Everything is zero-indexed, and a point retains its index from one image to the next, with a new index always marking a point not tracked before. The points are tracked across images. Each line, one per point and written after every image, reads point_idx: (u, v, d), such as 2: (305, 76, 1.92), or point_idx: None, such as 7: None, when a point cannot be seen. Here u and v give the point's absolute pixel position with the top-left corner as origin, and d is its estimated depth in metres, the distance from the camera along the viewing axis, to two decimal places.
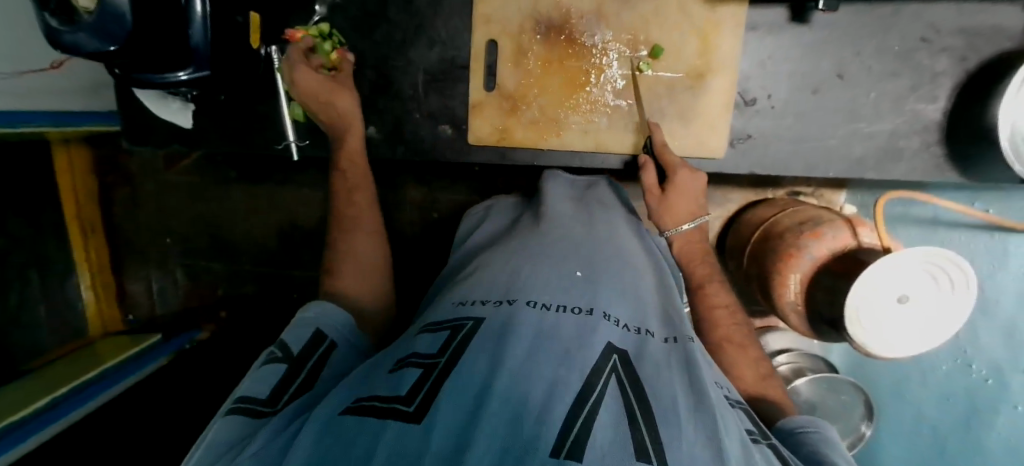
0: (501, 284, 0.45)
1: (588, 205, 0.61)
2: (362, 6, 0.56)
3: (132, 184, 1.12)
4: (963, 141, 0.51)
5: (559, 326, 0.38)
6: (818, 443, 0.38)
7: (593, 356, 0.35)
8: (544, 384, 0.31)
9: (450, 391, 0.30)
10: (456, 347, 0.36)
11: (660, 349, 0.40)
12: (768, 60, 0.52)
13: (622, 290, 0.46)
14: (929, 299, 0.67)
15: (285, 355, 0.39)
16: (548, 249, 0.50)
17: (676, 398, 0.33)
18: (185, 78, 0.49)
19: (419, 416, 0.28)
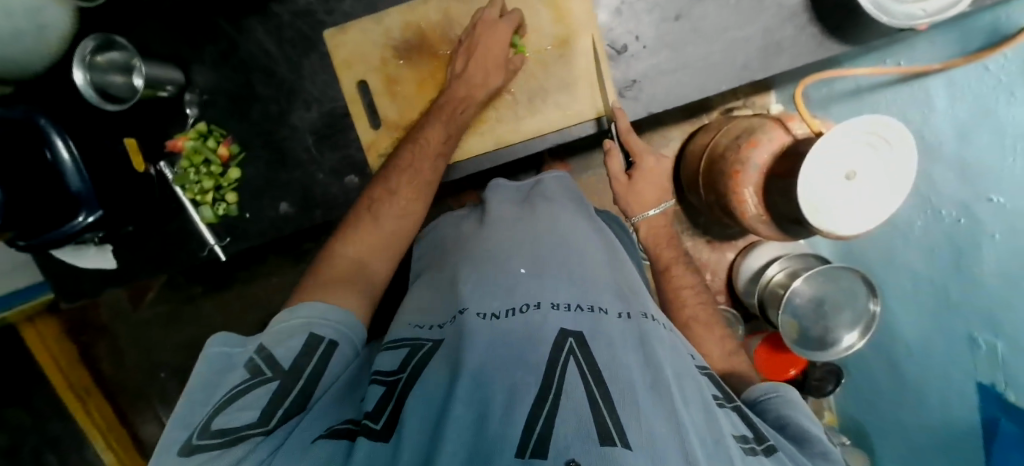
0: (448, 300, 0.45)
1: (531, 202, 0.60)
2: (229, 93, 0.56)
3: (105, 334, 1.10)
4: (830, 12, 0.52)
5: (508, 329, 0.37)
6: (781, 406, 0.41)
7: (547, 349, 0.34)
8: (503, 391, 0.30)
9: (415, 405, 0.31)
10: (416, 363, 0.37)
11: (615, 325, 0.39)
12: (622, 6, 0.53)
13: (570, 276, 0.45)
14: (871, 169, 0.67)
15: (275, 372, 0.37)
16: (490, 249, 0.50)
17: (633, 378, 0.32)
18: (88, 220, 0.48)
19: (387, 433, 0.30)
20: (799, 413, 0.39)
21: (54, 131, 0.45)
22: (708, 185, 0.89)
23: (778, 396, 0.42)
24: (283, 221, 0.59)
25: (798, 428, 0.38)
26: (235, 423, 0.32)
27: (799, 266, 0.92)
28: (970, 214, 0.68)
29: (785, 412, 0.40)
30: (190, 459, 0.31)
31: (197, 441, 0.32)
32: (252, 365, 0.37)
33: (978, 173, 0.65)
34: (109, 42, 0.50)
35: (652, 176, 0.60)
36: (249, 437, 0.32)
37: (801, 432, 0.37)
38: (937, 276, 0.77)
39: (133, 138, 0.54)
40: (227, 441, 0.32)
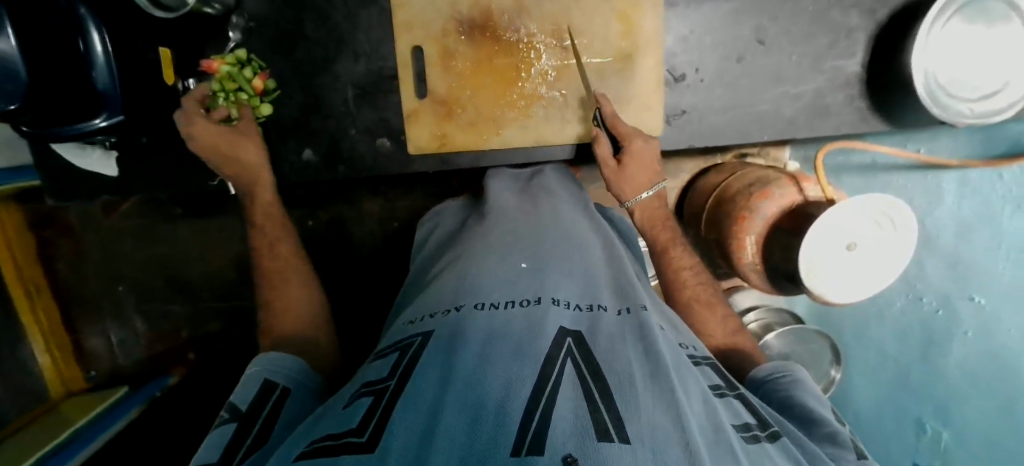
0: (450, 287, 0.44)
1: (534, 191, 0.57)
2: (277, 26, 0.54)
3: (69, 235, 1.04)
4: (881, 91, 0.54)
5: (505, 320, 0.37)
6: (790, 386, 0.43)
7: (546, 343, 0.33)
8: (500, 385, 0.29)
9: (406, 407, 0.29)
10: (405, 368, 0.35)
11: (612, 323, 0.39)
12: (690, 35, 0.53)
13: (569, 272, 0.45)
14: (875, 242, 0.69)
15: (233, 414, 0.36)
16: (496, 242, 0.49)
17: (632, 371, 0.32)
18: (103, 125, 0.47)
19: (372, 445, 0.26)
20: (805, 395, 0.42)
21: (92, 24, 0.42)
22: (712, 224, 0.90)
23: (784, 377, 0.44)
24: (302, 168, 0.58)
25: (804, 410, 0.40)
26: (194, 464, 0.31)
27: (772, 319, 0.94)
28: (949, 306, 0.74)
29: (791, 394, 0.42)
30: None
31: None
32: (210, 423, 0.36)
33: (965, 273, 0.71)
34: None
35: (644, 159, 0.51)
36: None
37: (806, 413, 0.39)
38: (904, 357, 0.81)
39: (168, 48, 0.52)
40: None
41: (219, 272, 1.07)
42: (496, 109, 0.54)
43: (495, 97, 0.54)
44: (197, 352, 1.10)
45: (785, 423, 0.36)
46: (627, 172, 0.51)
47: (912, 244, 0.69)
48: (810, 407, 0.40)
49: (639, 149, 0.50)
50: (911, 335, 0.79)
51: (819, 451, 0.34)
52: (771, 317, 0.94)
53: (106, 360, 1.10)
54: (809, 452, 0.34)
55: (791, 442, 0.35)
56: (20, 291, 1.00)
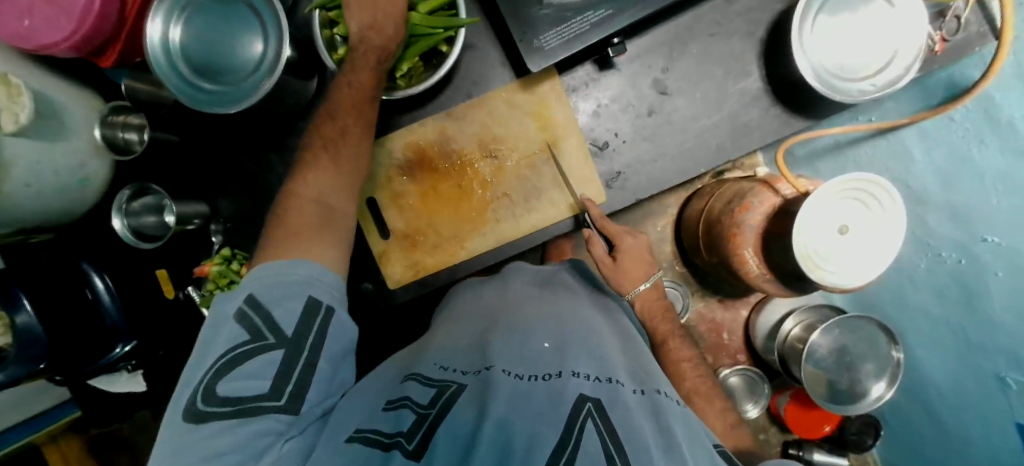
0: (479, 352, 0.48)
1: (555, 290, 0.61)
2: (249, 218, 0.62)
3: (133, 448, 1.18)
4: (791, 95, 0.57)
5: (530, 387, 0.39)
6: None
7: (567, 408, 0.36)
8: (524, 437, 0.33)
9: (442, 440, 0.35)
10: (444, 401, 0.39)
11: (633, 397, 0.40)
12: (600, 108, 0.58)
13: (589, 351, 0.46)
14: (864, 218, 0.69)
15: (277, 337, 0.40)
16: (515, 317, 0.52)
17: (650, 442, 0.35)
18: (121, 351, 0.53)
19: (418, 453, 0.34)
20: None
21: (93, 271, 0.52)
22: (711, 248, 0.92)
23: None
24: None
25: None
26: (245, 393, 0.36)
27: (814, 318, 0.92)
28: (969, 255, 0.70)
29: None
30: (202, 425, 0.34)
31: (203, 408, 0.35)
32: (250, 327, 0.39)
33: (967, 216, 0.68)
34: (144, 187, 0.56)
35: (635, 257, 0.62)
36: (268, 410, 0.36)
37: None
38: (953, 315, 0.77)
39: (163, 268, 0.59)
40: (243, 410, 0.35)
41: None
42: (455, 228, 0.59)
43: (449, 221, 0.59)
44: None
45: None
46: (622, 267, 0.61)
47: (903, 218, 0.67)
48: None
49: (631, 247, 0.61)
50: (949, 289, 0.76)
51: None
52: (811, 316, 0.93)
53: None
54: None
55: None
56: None
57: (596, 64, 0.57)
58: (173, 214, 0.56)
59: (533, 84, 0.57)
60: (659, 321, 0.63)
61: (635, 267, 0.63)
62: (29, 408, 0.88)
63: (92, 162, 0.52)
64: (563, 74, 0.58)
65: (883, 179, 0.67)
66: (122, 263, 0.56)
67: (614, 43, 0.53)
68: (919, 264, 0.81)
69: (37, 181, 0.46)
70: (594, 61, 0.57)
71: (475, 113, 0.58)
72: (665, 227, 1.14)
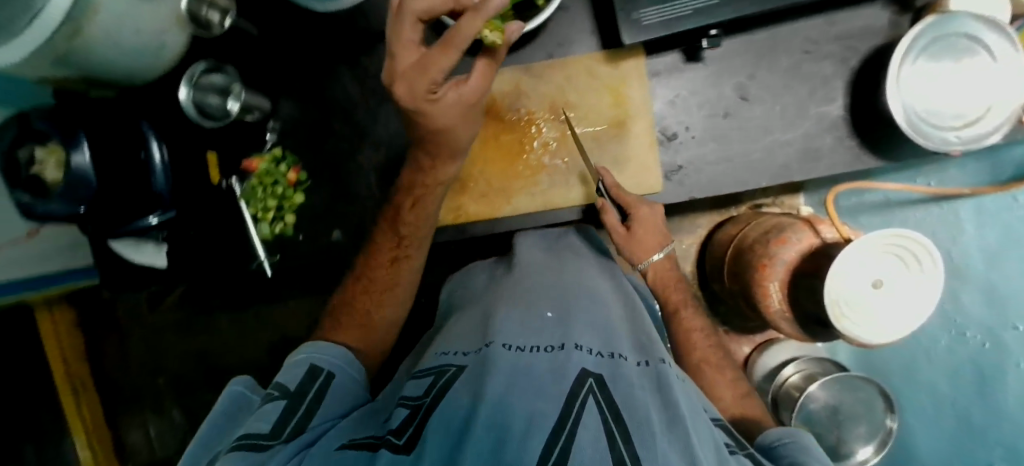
0: (482, 331, 0.47)
1: (559, 251, 0.61)
2: (307, 125, 0.65)
3: (121, 332, 1.19)
4: (869, 130, 0.56)
5: (532, 362, 0.39)
6: (796, 453, 0.40)
7: (568, 383, 0.35)
8: (522, 418, 0.31)
9: (435, 425, 0.33)
10: (440, 387, 0.39)
11: (634, 372, 0.39)
12: (676, 98, 0.58)
13: (593, 323, 0.46)
14: (899, 279, 0.67)
15: (284, 392, 0.44)
16: (522, 291, 0.52)
17: (651, 415, 0.33)
18: (154, 221, 0.53)
19: (409, 446, 0.33)
20: (811, 458, 0.39)
21: (152, 135, 0.51)
22: (733, 275, 0.91)
23: (793, 441, 0.42)
24: (333, 247, 0.66)
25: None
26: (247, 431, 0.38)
27: (814, 369, 0.91)
28: (996, 340, 0.69)
29: (801, 458, 0.39)
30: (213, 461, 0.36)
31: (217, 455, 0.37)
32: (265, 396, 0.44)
33: (1003, 300, 0.67)
34: (217, 67, 0.56)
35: (651, 224, 0.55)
36: (267, 442, 0.37)
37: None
38: (960, 401, 0.74)
39: (214, 151, 0.60)
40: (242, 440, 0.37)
41: (251, 357, 1.18)
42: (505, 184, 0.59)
43: (500, 175, 0.59)
44: None
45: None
46: (635, 236, 0.54)
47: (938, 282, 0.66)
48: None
49: (646, 215, 0.54)
50: (964, 373, 0.74)
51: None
52: (812, 367, 0.92)
53: (143, 451, 1.21)
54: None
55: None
56: (68, 389, 1.14)
57: (682, 54, 0.57)
58: (237, 101, 0.58)
59: (617, 59, 0.57)
60: (671, 292, 0.58)
61: (650, 234, 0.56)
62: (46, 265, 0.92)
63: (171, 32, 0.50)
64: (649, 56, 0.57)
65: (924, 236, 0.64)
66: (180, 133, 0.55)
67: (711, 35, 0.52)
68: (938, 340, 0.78)
69: (117, 35, 0.44)
70: (681, 51, 0.57)
71: (553, 74, 0.57)
72: (690, 246, 1.15)
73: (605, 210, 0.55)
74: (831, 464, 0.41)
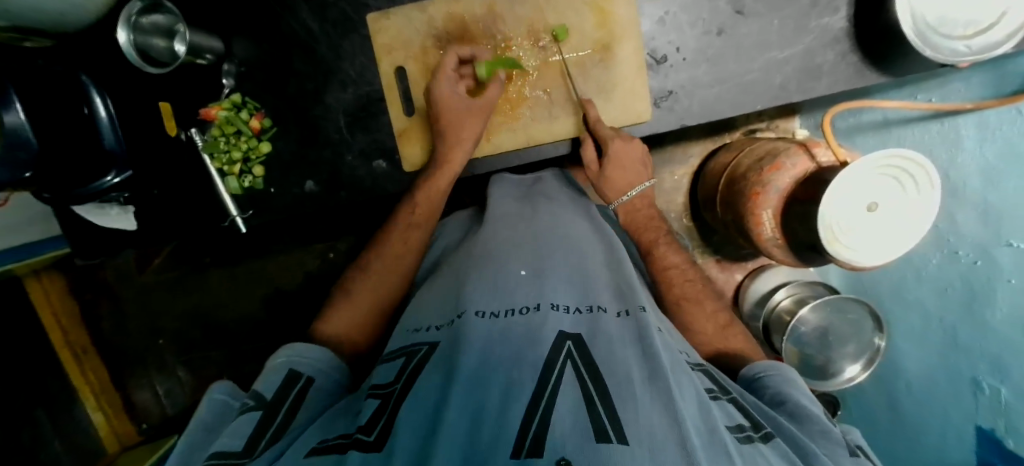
0: (453, 301, 0.48)
1: (533, 201, 0.65)
2: (269, 65, 0.62)
3: (112, 296, 1.18)
4: (873, 44, 0.52)
5: (507, 325, 0.40)
6: (781, 383, 0.45)
7: (546, 348, 0.36)
8: (499, 392, 0.32)
9: (407, 414, 0.33)
10: (409, 373, 0.39)
11: (613, 324, 0.41)
12: (666, 16, 0.55)
13: (570, 278, 0.48)
14: (895, 202, 0.65)
15: (259, 403, 0.43)
16: (497, 250, 0.53)
17: (631, 373, 0.34)
18: (114, 181, 0.49)
19: (378, 444, 0.32)
20: (794, 391, 0.44)
21: (93, 89, 0.46)
22: (726, 203, 0.90)
23: (778, 374, 0.47)
24: (306, 198, 0.65)
25: (794, 404, 0.42)
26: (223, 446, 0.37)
27: (806, 293, 0.92)
28: (987, 257, 0.66)
29: (785, 393, 0.44)
30: None
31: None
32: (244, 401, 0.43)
33: (999, 216, 0.63)
34: (155, 3, 0.51)
35: (621, 164, 0.58)
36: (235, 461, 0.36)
37: (803, 409, 0.42)
38: (946, 315, 0.75)
39: (168, 102, 0.57)
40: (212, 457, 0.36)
41: (247, 313, 1.18)
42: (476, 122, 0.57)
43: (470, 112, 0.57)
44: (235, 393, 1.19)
45: (775, 417, 0.39)
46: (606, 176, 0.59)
47: (936, 202, 0.64)
48: (796, 399, 0.43)
49: (620, 155, 0.57)
50: (954, 290, 0.73)
51: (819, 452, 0.36)
52: (803, 291, 0.93)
53: (156, 410, 1.23)
54: (808, 456, 0.35)
55: (783, 442, 0.37)
56: (69, 353, 1.15)
57: None
58: (184, 44, 0.53)
59: None
60: (645, 230, 0.62)
61: (630, 169, 0.59)
62: (21, 232, 0.90)
63: None
64: None
65: (921, 154, 0.61)
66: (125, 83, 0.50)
67: None
68: (930, 259, 0.78)
69: None
70: None
71: None
72: (682, 177, 1.12)
73: (585, 146, 0.59)
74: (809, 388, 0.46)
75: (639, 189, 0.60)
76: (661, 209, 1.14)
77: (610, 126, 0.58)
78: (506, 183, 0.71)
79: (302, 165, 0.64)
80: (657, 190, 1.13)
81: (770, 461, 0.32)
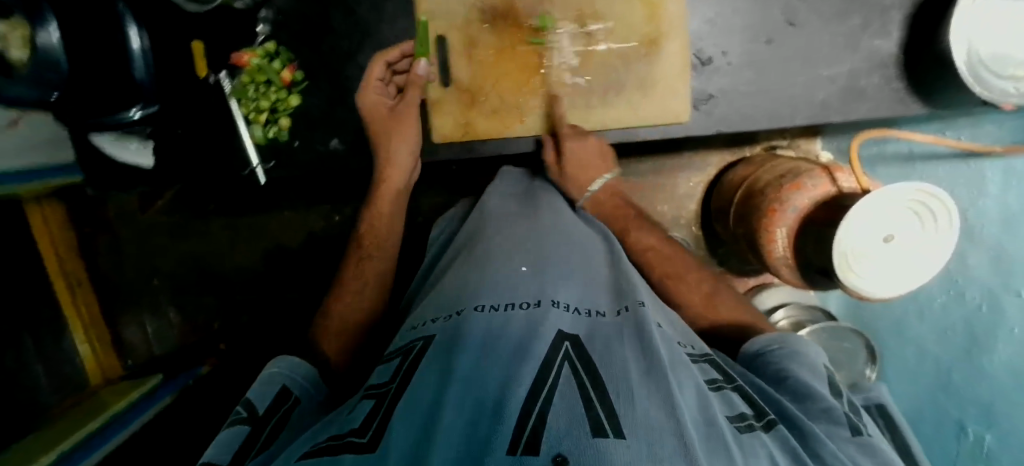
0: (453, 294, 0.47)
1: (532, 198, 0.63)
2: (304, 17, 0.60)
3: (112, 231, 1.18)
4: (920, 73, 0.52)
5: (507, 321, 0.40)
6: (783, 359, 0.45)
7: (545, 346, 0.36)
8: (495, 391, 0.31)
9: (401, 419, 0.32)
10: (405, 374, 0.39)
11: (612, 324, 0.42)
12: (717, 19, 0.54)
13: (569, 274, 0.48)
14: (911, 232, 0.65)
15: (250, 414, 0.42)
16: (498, 248, 0.53)
17: (629, 369, 0.34)
18: (136, 115, 0.49)
19: (372, 446, 0.31)
20: (798, 367, 0.44)
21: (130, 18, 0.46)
22: (740, 217, 0.90)
23: (779, 350, 0.47)
24: (329, 156, 0.64)
25: (795, 380, 0.42)
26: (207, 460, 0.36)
27: (803, 317, 0.93)
28: (994, 304, 0.68)
29: (786, 371, 0.44)
30: None
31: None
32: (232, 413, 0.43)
33: (1012, 266, 0.66)
34: None
35: (575, 161, 0.58)
36: None
37: (803, 385, 0.42)
38: (941, 354, 0.77)
39: (200, 42, 0.56)
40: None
41: (247, 267, 1.18)
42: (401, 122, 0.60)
43: (397, 116, 0.59)
44: (228, 343, 1.21)
45: (778, 401, 0.39)
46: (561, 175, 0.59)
47: (952, 226, 0.64)
48: (798, 375, 0.43)
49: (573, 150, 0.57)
50: (954, 332, 0.75)
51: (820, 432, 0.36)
52: (801, 314, 0.94)
53: (142, 347, 1.24)
54: (813, 442, 0.35)
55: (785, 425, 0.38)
56: (64, 282, 1.12)
57: None
58: None
59: None
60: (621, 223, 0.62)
61: (589, 165, 0.59)
62: (29, 158, 0.88)
63: None
64: None
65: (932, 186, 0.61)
66: None
67: None
68: (934, 297, 0.78)
69: None
70: None
71: None
72: (697, 184, 1.12)
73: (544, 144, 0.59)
74: (812, 358, 0.46)
75: (600, 182, 0.59)
76: (672, 214, 1.13)
77: (644, 122, 0.57)
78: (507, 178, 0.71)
79: (327, 125, 0.63)
80: (670, 194, 1.13)
81: (773, 452, 0.32)
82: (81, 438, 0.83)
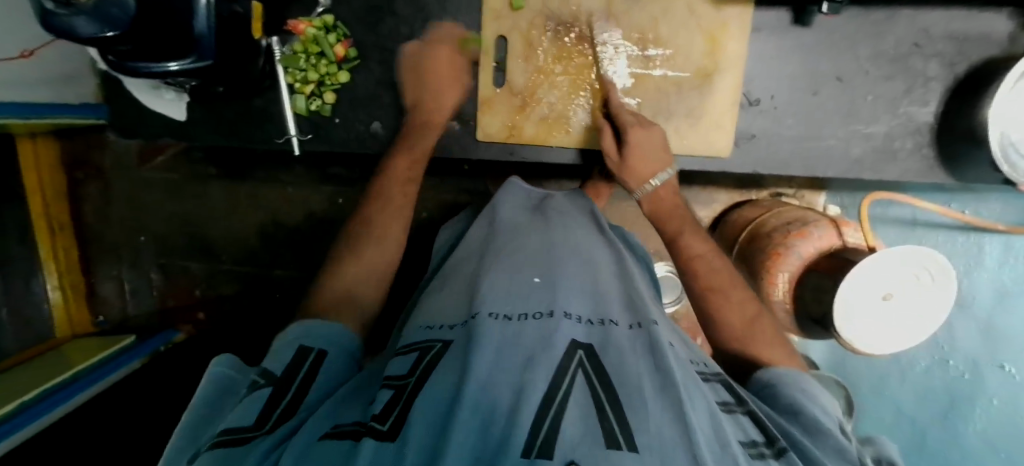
0: (468, 300, 0.47)
1: (542, 212, 0.63)
2: None
3: (103, 180, 1.13)
4: (953, 144, 0.55)
5: (522, 330, 0.39)
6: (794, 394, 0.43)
7: (558, 354, 0.36)
8: (510, 400, 0.31)
9: (421, 410, 0.31)
10: (424, 369, 0.38)
11: (625, 335, 0.41)
12: (770, 62, 0.56)
13: (581, 287, 0.48)
14: (913, 290, 0.67)
15: (268, 378, 0.38)
16: (513, 255, 0.52)
17: (642, 384, 0.34)
18: (174, 68, 0.47)
19: (394, 434, 0.30)
20: (808, 404, 0.41)
21: None
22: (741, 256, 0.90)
23: (792, 382, 0.44)
24: (369, 136, 0.64)
25: (806, 417, 0.40)
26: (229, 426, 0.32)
27: None
28: (976, 372, 0.72)
29: (800, 402, 0.41)
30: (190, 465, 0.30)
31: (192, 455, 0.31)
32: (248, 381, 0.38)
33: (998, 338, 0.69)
34: None
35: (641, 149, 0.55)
36: (251, 438, 0.31)
37: (814, 422, 0.39)
38: (917, 415, 0.80)
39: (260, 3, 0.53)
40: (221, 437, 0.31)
41: (239, 238, 1.15)
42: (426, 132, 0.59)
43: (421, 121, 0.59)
44: (206, 313, 1.17)
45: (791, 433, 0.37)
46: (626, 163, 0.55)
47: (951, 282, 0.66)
48: (810, 411, 0.40)
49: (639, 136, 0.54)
50: (932, 396, 0.78)
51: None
52: None
53: (117, 306, 1.19)
54: None
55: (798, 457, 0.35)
56: (44, 226, 1.07)
57: (790, 14, 0.55)
58: None
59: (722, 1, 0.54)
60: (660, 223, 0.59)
61: (652, 156, 0.56)
62: (37, 90, 0.84)
63: None
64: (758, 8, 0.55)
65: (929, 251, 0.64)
66: None
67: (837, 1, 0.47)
68: (916, 361, 0.80)
69: None
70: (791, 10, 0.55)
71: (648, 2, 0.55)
72: (701, 218, 1.14)
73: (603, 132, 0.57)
74: (822, 398, 0.43)
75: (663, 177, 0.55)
76: None
77: (686, 151, 0.58)
78: (515, 189, 0.71)
79: (368, 106, 0.63)
80: None
81: None
82: (24, 402, 0.78)
